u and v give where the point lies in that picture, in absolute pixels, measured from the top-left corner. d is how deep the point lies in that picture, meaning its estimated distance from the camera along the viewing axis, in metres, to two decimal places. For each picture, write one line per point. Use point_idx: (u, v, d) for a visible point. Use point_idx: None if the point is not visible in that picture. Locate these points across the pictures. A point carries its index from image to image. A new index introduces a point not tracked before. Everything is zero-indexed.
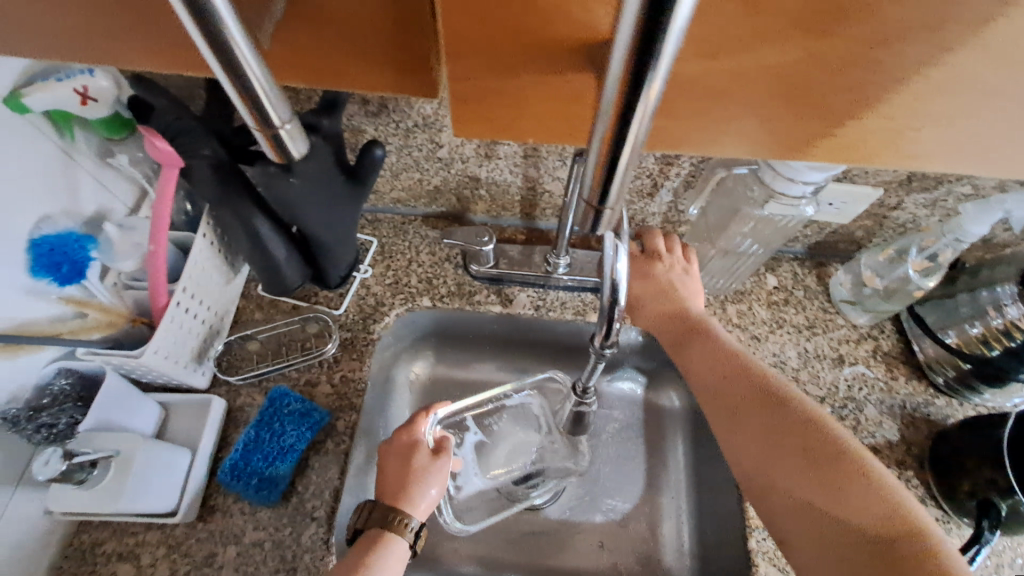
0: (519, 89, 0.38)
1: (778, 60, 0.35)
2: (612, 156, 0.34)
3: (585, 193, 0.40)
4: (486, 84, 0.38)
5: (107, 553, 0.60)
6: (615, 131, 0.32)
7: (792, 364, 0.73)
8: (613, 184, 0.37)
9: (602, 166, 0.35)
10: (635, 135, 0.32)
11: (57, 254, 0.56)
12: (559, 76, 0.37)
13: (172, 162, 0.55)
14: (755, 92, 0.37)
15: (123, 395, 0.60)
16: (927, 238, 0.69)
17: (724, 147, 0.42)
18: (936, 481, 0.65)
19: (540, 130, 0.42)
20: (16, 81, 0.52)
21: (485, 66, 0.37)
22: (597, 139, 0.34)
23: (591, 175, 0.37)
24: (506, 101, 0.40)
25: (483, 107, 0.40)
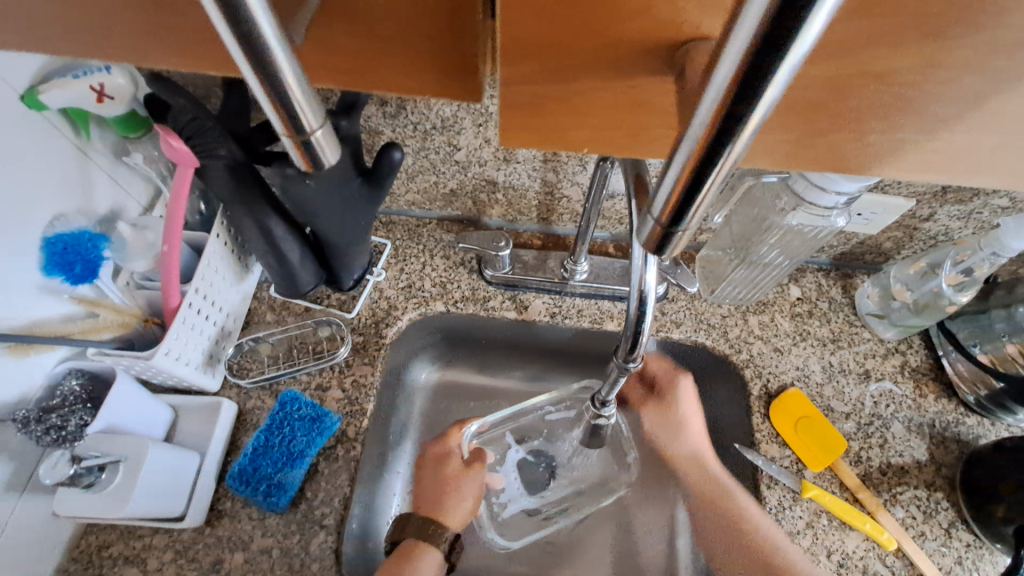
0: (576, 95, 0.34)
1: (889, 63, 0.29)
2: (695, 180, 0.25)
3: (651, 210, 0.28)
4: (541, 88, 0.34)
5: (114, 556, 0.60)
6: (704, 156, 0.23)
7: (815, 379, 0.71)
8: (686, 218, 0.27)
9: (676, 195, 0.26)
10: (730, 157, 0.24)
11: (70, 253, 0.55)
12: (624, 82, 0.33)
13: (187, 163, 0.52)
14: (850, 103, 0.32)
15: (134, 397, 0.59)
16: (962, 251, 0.65)
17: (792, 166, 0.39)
18: (968, 504, 0.63)
19: (595, 139, 0.37)
20: (33, 79, 0.51)
21: (541, 72, 0.33)
22: (679, 161, 0.25)
23: (659, 200, 0.27)
24: (562, 108, 0.35)
25: (534, 116, 0.36)
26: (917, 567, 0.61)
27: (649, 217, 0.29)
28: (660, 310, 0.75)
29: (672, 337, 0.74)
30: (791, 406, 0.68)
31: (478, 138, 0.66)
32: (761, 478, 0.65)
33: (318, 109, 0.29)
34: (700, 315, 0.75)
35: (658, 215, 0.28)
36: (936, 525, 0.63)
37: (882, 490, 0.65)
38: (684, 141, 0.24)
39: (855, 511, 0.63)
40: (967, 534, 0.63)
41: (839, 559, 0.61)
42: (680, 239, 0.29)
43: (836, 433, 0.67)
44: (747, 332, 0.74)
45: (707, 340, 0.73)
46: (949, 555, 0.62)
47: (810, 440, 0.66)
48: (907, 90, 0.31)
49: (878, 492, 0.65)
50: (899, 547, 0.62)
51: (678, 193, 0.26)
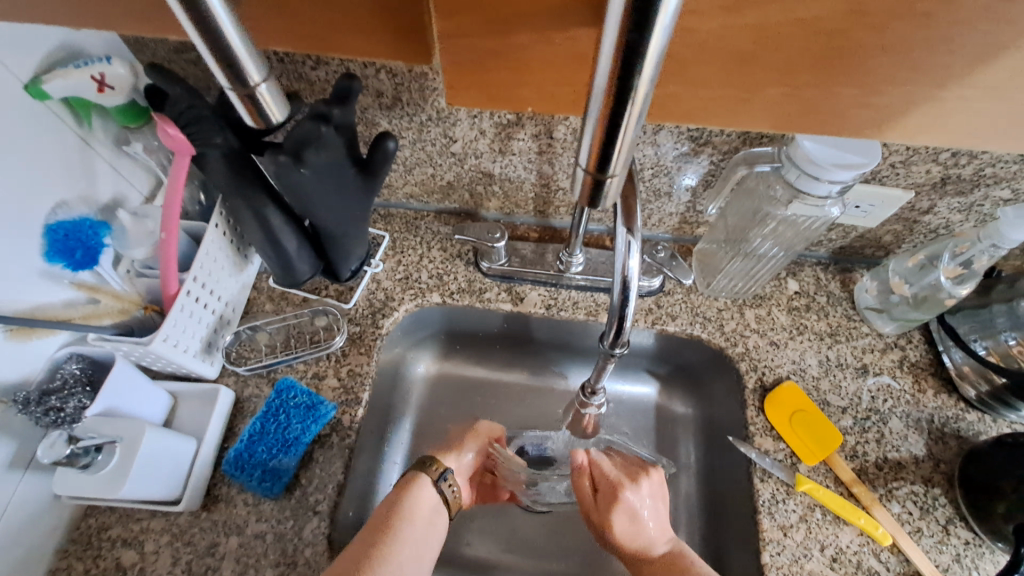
0: (518, 47, 0.39)
1: (808, 14, 0.35)
2: (612, 120, 0.33)
3: (582, 161, 0.39)
4: (484, 46, 0.40)
5: (112, 538, 0.61)
6: (611, 111, 0.33)
7: (812, 373, 0.71)
8: (613, 150, 0.36)
9: (600, 132, 0.35)
10: (637, 96, 0.32)
11: (71, 240, 0.56)
12: (560, 32, 0.38)
13: (183, 150, 0.53)
14: (709, 103, 0.43)
15: (132, 381, 0.60)
16: (960, 243, 0.64)
17: (745, 113, 0.44)
18: (967, 501, 0.62)
19: (542, 98, 0.44)
20: (37, 68, 0.53)
21: (481, 21, 0.38)
22: (592, 117, 0.34)
23: (586, 151, 0.38)
24: (509, 64, 0.41)
25: (483, 74, 0.42)
26: (912, 563, 0.60)
27: (582, 165, 0.40)
28: (655, 303, 0.75)
29: (668, 330, 0.73)
30: (786, 399, 0.68)
31: (473, 130, 0.66)
32: (755, 471, 0.65)
33: (261, 67, 0.38)
34: (696, 308, 0.75)
35: (587, 163, 0.39)
36: (933, 521, 0.62)
37: (878, 485, 0.64)
38: (593, 104, 0.34)
39: (851, 506, 0.62)
40: (965, 531, 0.62)
41: (832, 554, 0.60)
42: (611, 181, 0.40)
43: (832, 428, 0.67)
44: (744, 325, 0.73)
45: (703, 332, 0.73)
46: (946, 552, 0.61)
47: (806, 433, 0.66)
48: (751, 103, 0.42)
49: (874, 487, 0.64)
50: (894, 542, 0.61)
51: (597, 146, 0.36)
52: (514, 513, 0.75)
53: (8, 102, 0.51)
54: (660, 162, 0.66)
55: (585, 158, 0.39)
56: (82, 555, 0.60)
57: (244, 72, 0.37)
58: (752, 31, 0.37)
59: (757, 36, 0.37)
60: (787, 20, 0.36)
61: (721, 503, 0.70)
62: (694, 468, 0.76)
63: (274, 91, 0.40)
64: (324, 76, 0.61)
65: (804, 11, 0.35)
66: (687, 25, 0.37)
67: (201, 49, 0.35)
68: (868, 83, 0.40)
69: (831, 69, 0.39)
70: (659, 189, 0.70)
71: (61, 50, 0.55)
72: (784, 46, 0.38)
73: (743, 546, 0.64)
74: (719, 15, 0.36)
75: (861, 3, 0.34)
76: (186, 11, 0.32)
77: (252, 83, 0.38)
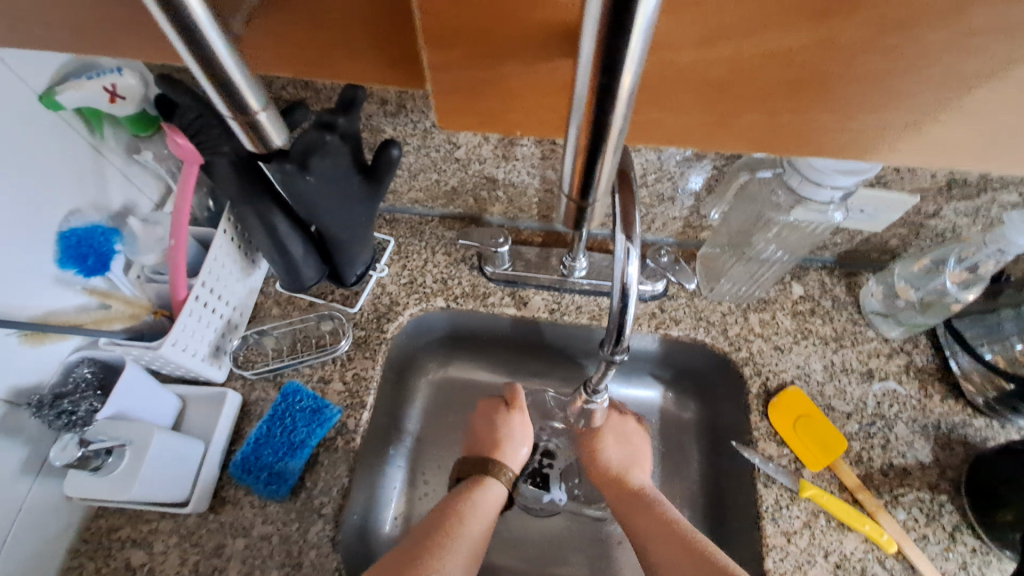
0: (505, 77, 0.39)
1: (785, 44, 0.34)
2: (591, 149, 0.35)
3: (565, 186, 0.41)
4: (470, 74, 0.39)
5: (122, 539, 0.62)
6: (589, 142, 0.34)
7: (816, 378, 0.70)
8: (595, 176, 0.38)
9: (580, 160, 0.37)
10: (614, 131, 0.33)
11: (84, 246, 0.58)
12: (545, 63, 0.38)
13: (192, 159, 0.55)
14: (688, 129, 0.41)
15: (142, 385, 0.61)
16: (966, 248, 0.64)
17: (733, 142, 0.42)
18: (973, 508, 0.61)
19: (530, 123, 0.43)
20: (51, 81, 0.55)
21: (468, 53, 0.38)
22: (573, 145, 0.36)
23: (570, 177, 0.40)
24: (498, 92, 0.41)
25: (477, 99, 0.42)
26: (917, 570, 0.60)
27: (566, 191, 0.41)
28: (659, 307, 0.75)
29: (671, 334, 0.74)
30: (790, 404, 0.68)
31: (476, 136, 0.67)
32: (758, 477, 0.65)
33: (261, 95, 0.39)
34: (699, 312, 0.75)
35: (570, 189, 0.40)
36: (939, 528, 0.62)
37: (883, 491, 0.64)
38: (572, 134, 0.35)
39: (855, 512, 0.62)
40: (972, 539, 0.61)
41: (836, 560, 0.60)
42: (593, 206, 0.42)
43: (837, 433, 0.66)
44: (748, 329, 0.73)
45: (706, 337, 0.73)
46: (952, 559, 0.60)
47: (809, 439, 0.66)
48: (728, 129, 0.40)
49: (879, 493, 0.64)
50: (899, 549, 0.60)
51: (580, 172, 0.38)
52: (517, 516, 0.75)
53: (24, 115, 0.53)
54: (662, 167, 0.66)
55: (567, 183, 0.40)
56: (93, 556, 0.61)
57: (243, 99, 0.37)
58: (726, 63, 0.35)
59: (733, 67, 0.35)
60: (758, 53, 0.34)
61: (725, 507, 0.70)
62: (698, 473, 0.76)
63: (272, 112, 0.40)
64: (331, 85, 0.62)
65: (781, 42, 0.34)
66: (664, 56, 0.35)
67: (203, 84, 0.35)
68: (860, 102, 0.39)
69: (812, 98, 0.37)
70: (662, 194, 0.70)
71: (77, 64, 0.57)
72: (759, 76, 0.36)
73: (747, 553, 0.64)
74: (695, 47, 0.34)
75: (827, 33, 0.33)
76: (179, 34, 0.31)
77: (251, 109, 0.38)
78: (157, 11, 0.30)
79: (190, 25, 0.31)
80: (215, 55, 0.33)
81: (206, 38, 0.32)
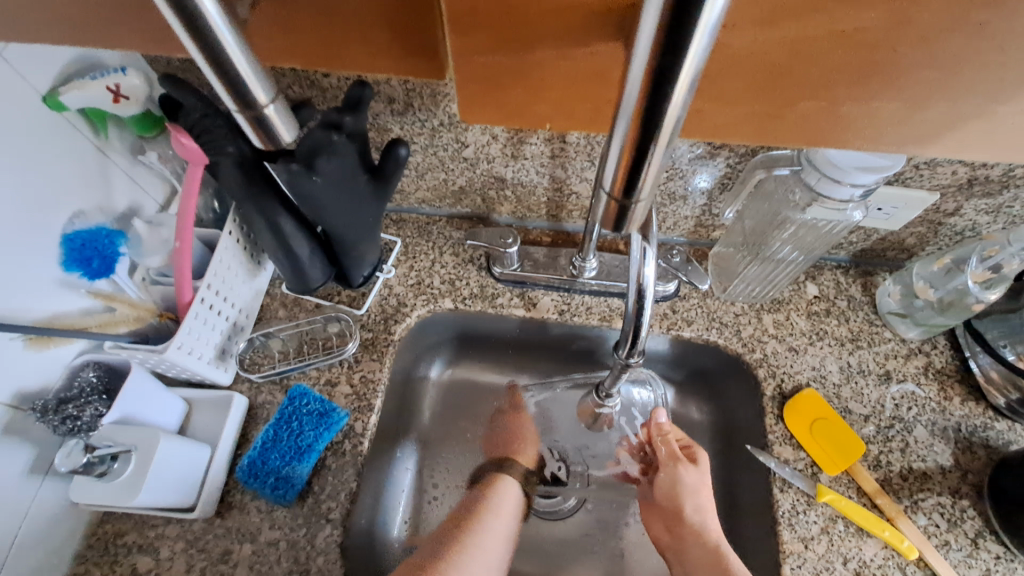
0: (535, 65, 0.39)
1: (844, 22, 0.34)
2: (639, 142, 0.33)
3: (606, 185, 0.39)
4: (504, 62, 0.39)
5: (128, 544, 0.61)
6: (639, 136, 0.32)
7: (832, 379, 0.69)
8: (641, 177, 0.36)
9: (628, 156, 0.34)
10: (669, 123, 0.31)
11: (88, 249, 0.57)
12: (582, 48, 0.37)
13: (197, 159, 0.53)
14: (735, 121, 0.42)
15: (148, 389, 0.60)
16: (989, 246, 0.62)
17: (775, 131, 0.43)
18: (996, 513, 0.60)
19: (558, 115, 0.43)
20: (54, 82, 0.54)
21: (504, 39, 0.37)
22: (619, 139, 0.34)
23: (611, 177, 0.37)
24: (525, 83, 0.40)
25: (500, 91, 0.41)
26: None
27: (607, 191, 0.39)
28: (670, 308, 0.74)
29: (683, 335, 0.72)
30: (806, 407, 0.66)
31: (485, 135, 0.66)
32: (774, 481, 0.63)
33: (269, 86, 0.36)
34: (712, 313, 0.73)
35: (612, 188, 0.38)
36: (961, 534, 0.60)
37: (902, 496, 0.62)
38: (621, 127, 0.33)
39: (874, 517, 0.60)
40: (996, 545, 0.60)
41: (855, 567, 0.59)
42: (635, 208, 0.39)
43: (854, 436, 0.65)
44: (761, 330, 0.72)
45: (719, 338, 0.72)
46: (975, 566, 0.59)
47: (827, 443, 0.64)
48: (782, 117, 0.41)
49: (899, 498, 0.62)
50: (921, 556, 0.59)
51: (623, 169, 0.36)
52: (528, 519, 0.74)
53: (26, 116, 0.52)
54: (675, 165, 0.65)
55: (609, 183, 0.38)
56: (99, 561, 0.61)
57: (254, 96, 0.35)
58: (787, 46, 0.36)
59: (791, 51, 0.36)
60: (822, 31, 0.35)
61: (739, 511, 0.69)
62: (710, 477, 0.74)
63: (285, 112, 0.39)
64: (337, 83, 0.61)
65: (843, 22, 0.34)
66: (722, 38, 0.36)
67: (207, 75, 0.34)
68: None
69: (853, 74, 0.38)
70: (674, 193, 0.69)
71: (80, 65, 0.56)
72: (818, 60, 0.37)
73: (763, 558, 0.63)
74: (755, 29, 0.35)
75: (891, 13, 0.34)
76: (186, 23, 0.30)
77: (263, 107, 0.37)
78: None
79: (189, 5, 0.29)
80: (218, 41, 0.32)
81: (214, 26, 0.31)
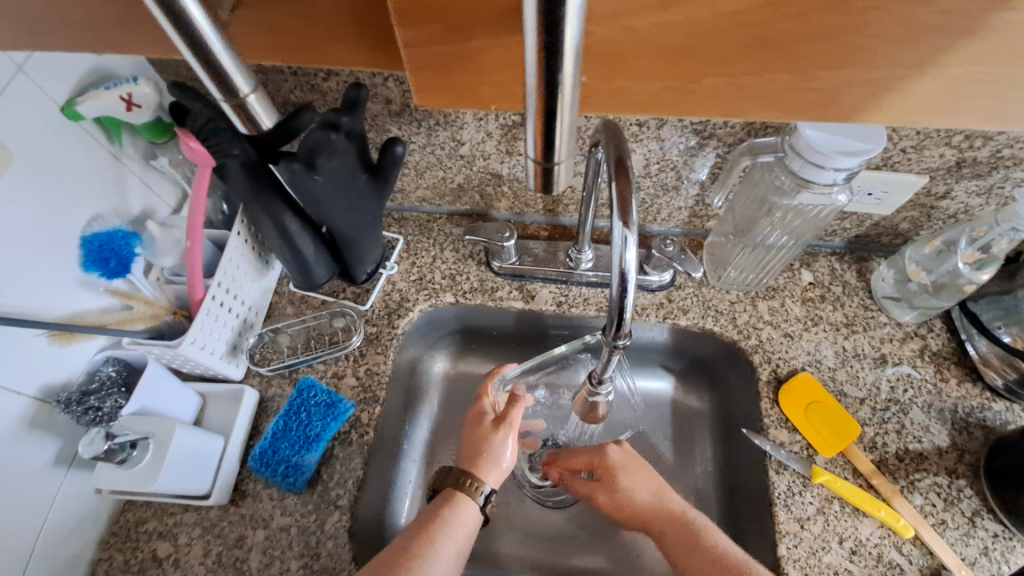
0: (475, 52, 0.39)
1: (736, 7, 0.34)
2: (547, 112, 0.34)
3: (530, 150, 0.41)
4: (447, 51, 0.39)
5: (149, 531, 0.64)
6: (545, 105, 0.34)
7: (828, 364, 0.70)
8: (558, 139, 0.38)
9: (540, 129, 0.36)
10: (568, 93, 0.33)
11: (106, 250, 0.60)
12: (515, 37, 0.37)
13: (205, 162, 0.55)
14: (654, 96, 0.41)
15: (165, 383, 0.64)
16: (978, 227, 0.62)
17: (697, 108, 0.41)
18: (993, 491, 0.60)
19: (501, 96, 0.43)
20: (71, 93, 0.57)
21: (441, 31, 0.37)
22: (531, 115, 0.36)
23: (532, 142, 0.39)
24: (470, 68, 0.40)
25: (449, 77, 0.41)
26: (936, 556, 0.59)
27: (531, 155, 0.41)
28: (666, 297, 0.75)
29: (680, 324, 0.74)
30: (801, 390, 0.67)
31: (479, 132, 0.68)
32: (770, 463, 0.64)
33: (250, 80, 0.40)
34: (707, 301, 0.75)
35: (534, 153, 0.40)
36: (958, 513, 0.61)
37: (899, 477, 0.63)
38: (530, 100, 0.34)
39: (870, 497, 0.61)
40: (993, 524, 0.60)
41: (851, 547, 0.59)
42: (559, 168, 0.41)
43: (849, 419, 0.66)
44: (757, 317, 0.73)
45: (715, 326, 0.73)
46: (973, 545, 0.59)
47: (821, 425, 0.65)
48: (695, 92, 0.40)
49: (895, 478, 0.63)
50: (917, 535, 0.60)
51: (540, 135, 0.38)
52: (532, 507, 0.76)
53: (46, 125, 0.55)
54: (665, 156, 0.66)
55: (531, 146, 0.40)
56: (121, 547, 0.64)
57: (232, 83, 0.39)
58: (685, 27, 0.35)
59: (692, 31, 0.35)
60: (715, 15, 0.34)
61: (738, 495, 0.70)
62: (710, 462, 0.75)
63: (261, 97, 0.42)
64: (335, 87, 0.63)
65: (732, 5, 0.33)
66: (625, 23, 0.35)
67: (194, 65, 0.37)
68: (870, 81, 0.37)
69: (769, 57, 0.36)
70: (666, 184, 0.70)
71: (93, 74, 0.60)
72: (723, 43, 0.36)
73: (760, 540, 0.64)
74: (652, 10, 0.34)
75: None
76: (170, 20, 0.33)
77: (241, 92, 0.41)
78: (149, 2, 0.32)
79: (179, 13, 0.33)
80: (206, 43, 0.35)
81: (194, 23, 0.34)
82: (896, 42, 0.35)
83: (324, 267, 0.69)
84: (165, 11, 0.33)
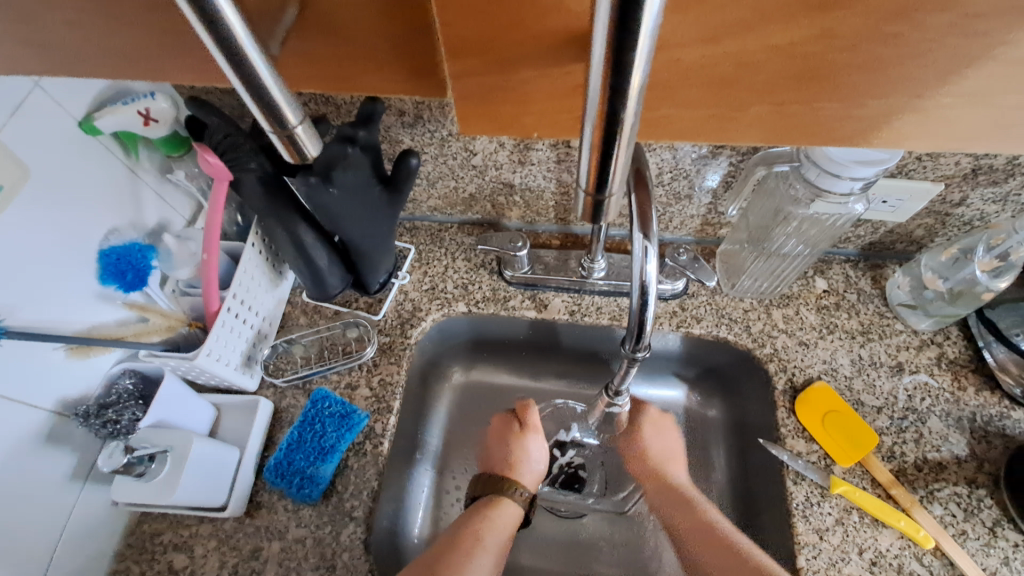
0: (521, 83, 0.39)
1: (783, 37, 0.33)
2: (606, 140, 0.34)
3: (582, 182, 0.40)
4: (493, 82, 0.39)
5: (164, 543, 0.64)
6: (604, 143, 0.34)
7: (844, 372, 0.69)
8: (612, 173, 0.38)
9: (596, 160, 0.36)
10: (628, 126, 0.33)
11: (123, 263, 0.61)
12: (560, 67, 0.37)
13: (222, 176, 0.56)
14: (696, 124, 0.40)
15: (181, 396, 0.64)
16: (995, 235, 0.63)
17: (735, 135, 0.41)
18: (1013, 501, 0.60)
19: (545, 124, 0.42)
20: (89, 107, 0.58)
21: (487, 63, 0.37)
22: (586, 138, 0.35)
23: (584, 175, 0.39)
24: (512, 98, 0.40)
25: (491, 106, 0.41)
26: (958, 566, 0.58)
27: (582, 187, 0.41)
28: (679, 306, 0.75)
29: (693, 332, 0.73)
30: (817, 399, 0.67)
31: (492, 142, 0.68)
32: (788, 474, 0.64)
33: (298, 108, 0.38)
34: (721, 309, 0.74)
35: (586, 186, 0.40)
36: (978, 523, 0.60)
37: (918, 487, 0.63)
38: (586, 127, 0.34)
39: (888, 508, 0.61)
40: (1014, 534, 0.59)
41: (871, 557, 0.59)
42: (610, 200, 0.41)
43: (866, 428, 0.65)
44: (771, 325, 0.73)
45: (729, 334, 0.73)
46: (994, 555, 0.59)
47: (839, 434, 0.65)
48: (735, 123, 0.40)
49: (914, 488, 0.62)
50: (937, 545, 0.59)
51: (594, 169, 0.38)
52: (546, 517, 0.75)
53: (67, 141, 0.56)
54: (677, 165, 0.66)
55: (584, 180, 0.40)
56: (137, 560, 0.64)
57: (283, 114, 0.37)
58: (734, 58, 0.35)
59: (737, 62, 0.35)
60: (763, 46, 0.34)
61: (755, 506, 0.69)
62: (725, 472, 0.75)
63: (310, 129, 0.40)
64: (350, 99, 0.64)
65: (781, 36, 0.33)
66: (672, 55, 0.35)
67: (242, 94, 0.35)
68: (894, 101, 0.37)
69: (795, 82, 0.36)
70: (679, 193, 0.70)
71: (112, 90, 0.60)
72: (767, 71, 0.36)
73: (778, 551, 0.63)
74: (701, 43, 0.34)
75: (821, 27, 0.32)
76: (215, 42, 0.31)
77: (291, 125, 0.38)
78: (198, 26, 0.31)
79: (228, 36, 0.31)
80: (252, 68, 0.33)
81: (245, 50, 0.32)
82: (922, 64, 0.34)
83: (337, 278, 0.68)
84: (212, 37, 0.31)
